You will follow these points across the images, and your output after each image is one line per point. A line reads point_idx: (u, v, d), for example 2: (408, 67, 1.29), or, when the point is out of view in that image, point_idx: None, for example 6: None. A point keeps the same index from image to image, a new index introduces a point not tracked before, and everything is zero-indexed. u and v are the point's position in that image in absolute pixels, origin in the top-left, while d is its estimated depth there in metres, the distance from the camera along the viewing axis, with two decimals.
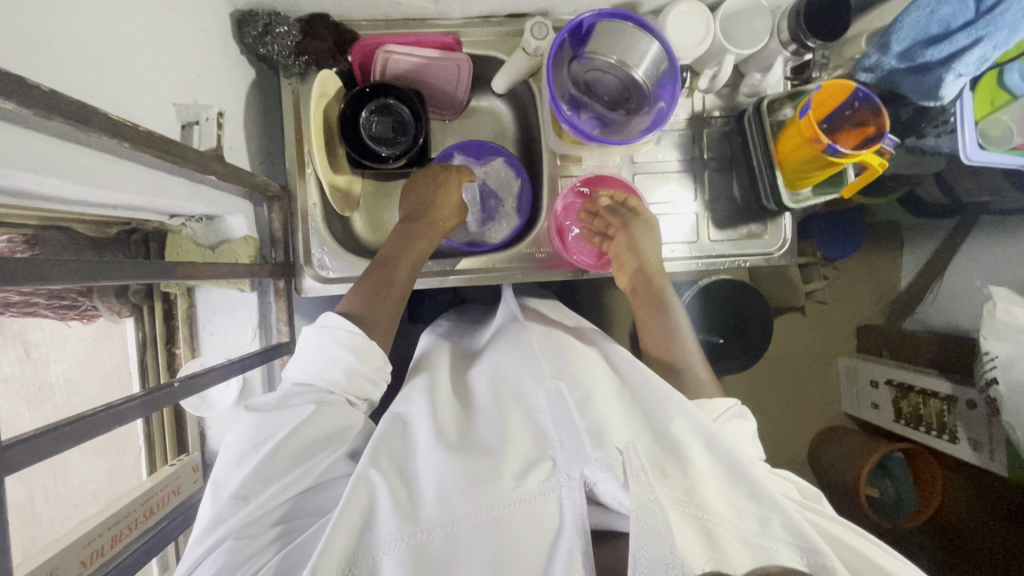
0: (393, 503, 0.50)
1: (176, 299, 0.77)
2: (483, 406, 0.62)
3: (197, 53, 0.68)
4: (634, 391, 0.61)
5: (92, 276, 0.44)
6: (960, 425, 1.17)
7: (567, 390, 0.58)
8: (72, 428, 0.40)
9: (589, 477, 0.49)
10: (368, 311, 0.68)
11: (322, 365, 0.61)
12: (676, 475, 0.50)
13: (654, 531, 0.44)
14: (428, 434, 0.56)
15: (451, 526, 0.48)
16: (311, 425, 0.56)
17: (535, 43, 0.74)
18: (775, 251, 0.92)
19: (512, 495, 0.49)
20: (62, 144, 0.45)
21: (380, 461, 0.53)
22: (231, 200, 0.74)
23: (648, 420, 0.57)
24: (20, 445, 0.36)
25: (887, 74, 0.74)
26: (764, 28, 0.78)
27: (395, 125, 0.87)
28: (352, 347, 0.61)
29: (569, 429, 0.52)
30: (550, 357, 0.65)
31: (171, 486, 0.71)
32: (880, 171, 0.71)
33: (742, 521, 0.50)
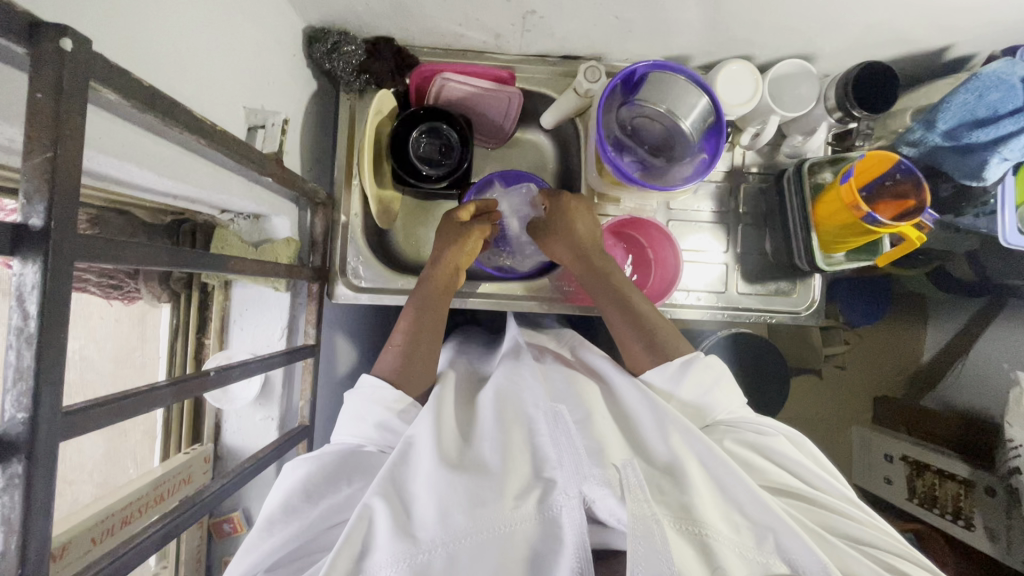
0: (392, 523, 0.50)
1: (213, 291, 0.79)
2: (483, 418, 0.62)
3: (270, 62, 0.72)
4: (632, 416, 0.63)
5: (173, 264, 0.46)
6: (976, 512, 1.15)
7: (567, 410, 0.59)
8: (122, 404, 0.40)
9: (587, 494, 0.51)
10: (405, 370, 0.68)
11: (356, 424, 0.63)
12: (673, 493, 0.52)
13: (652, 549, 0.46)
14: (426, 438, 0.57)
15: (453, 547, 0.48)
16: (338, 463, 0.58)
17: (586, 84, 0.80)
18: (801, 311, 0.92)
19: (511, 516, 0.50)
20: (145, 135, 0.48)
21: (385, 490, 0.53)
22: (279, 202, 0.77)
23: (645, 443, 0.58)
24: (87, 412, 0.36)
25: (930, 149, 0.75)
26: (810, 93, 0.80)
27: (442, 148, 0.91)
28: (381, 400, 0.63)
29: (570, 449, 0.54)
30: (552, 377, 0.67)
31: (181, 476, 0.72)
32: (918, 244, 0.72)
33: (740, 538, 0.51)
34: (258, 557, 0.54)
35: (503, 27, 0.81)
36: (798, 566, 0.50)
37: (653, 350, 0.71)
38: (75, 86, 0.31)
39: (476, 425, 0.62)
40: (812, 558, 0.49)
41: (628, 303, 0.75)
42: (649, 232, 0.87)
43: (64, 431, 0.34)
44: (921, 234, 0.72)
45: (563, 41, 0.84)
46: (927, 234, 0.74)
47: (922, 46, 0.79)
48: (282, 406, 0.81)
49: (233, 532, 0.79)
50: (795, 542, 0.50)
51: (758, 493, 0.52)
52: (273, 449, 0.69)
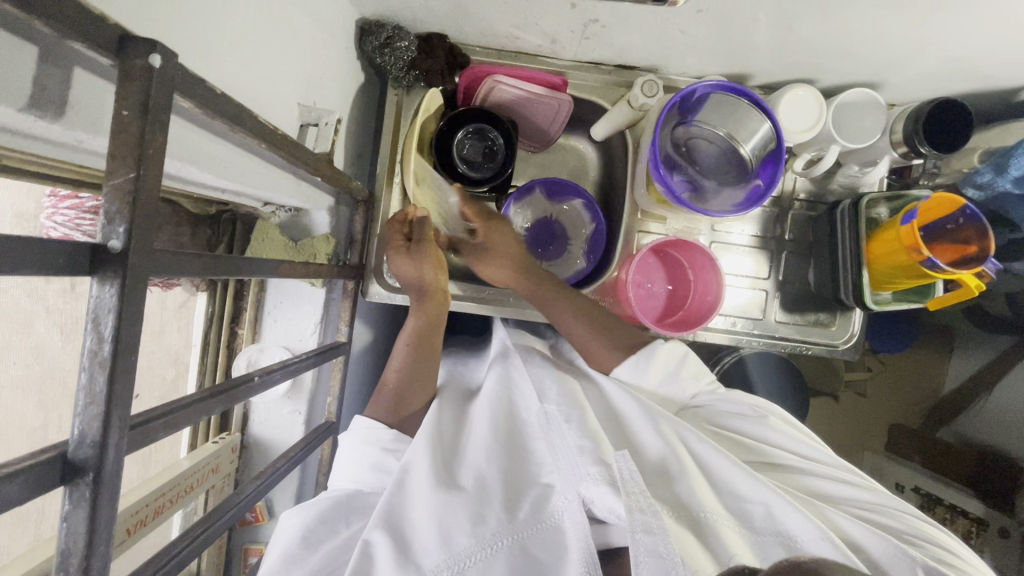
0: (394, 552, 0.54)
1: (250, 281, 0.79)
2: (475, 427, 0.68)
3: (324, 56, 0.70)
4: (622, 413, 0.68)
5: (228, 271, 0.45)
6: (986, 552, 1.16)
7: (557, 416, 0.64)
8: (176, 416, 0.39)
9: (586, 496, 0.56)
10: (398, 409, 0.72)
11: (352, 470, 0.66)
12: (668, 487, 0.57)
13: (652, 535, 0.49)
14: (421, 458, 0.62)
15: (459, 565, 0.53)
16: (334, 510, 0.62)
17: (643, 99, 0.78)
18: (839, 343, 0.90)
19: (512, 526, 0.56)
20: (203, 134, 0.46)
21: (385, 524, 0.57)
22: (321, 197, 0.76)
23: (638, 444, 0.63)
24: (146, 426, 0.36)
25: (996, 195, 0.72)
26: (874, 126, 0.77)
27: (485, 150, 0.89)
28: (375, 441, 0.67)
29: (565, 454, 0.60)
30: (540, 379, 0.72)
31: (211, 466, 0.72)
32: (976, 293, 0.69)
33: (739, 521, 0.55)
34: None
35: (562, 33, 0.78)
36: (796, 538, 0.52)
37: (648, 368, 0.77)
38: (162, 102, 0.30)
39: (469, 434, 0.68)
40: (807, 525, 0.52)
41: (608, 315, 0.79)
42: (696, 259, 0.84)
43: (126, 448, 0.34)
44: (980, 282, 0.69)
45: (622, 51, 0.82)
46: (988, 284, 0.69)
47: (998, 84, 0.76)
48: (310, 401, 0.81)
49: (255, 520, 0.80)
50: (789, 511, 0.53)
51: (743, 481, 0.57)
52: (301, 450, 0.69)
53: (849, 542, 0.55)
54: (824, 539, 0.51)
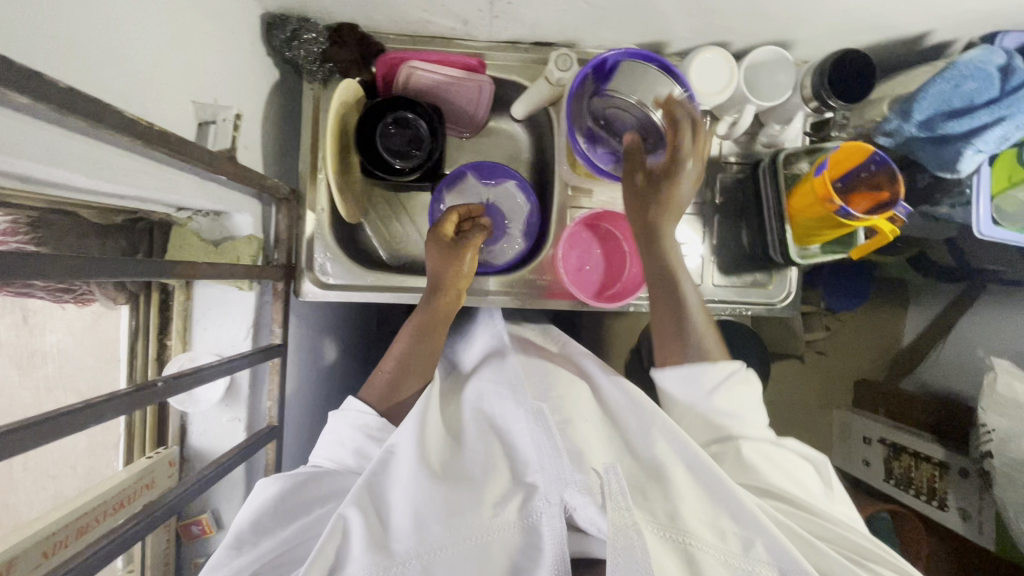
0: (368, 535, 0.56)
1: (174, 290, 0.77)
2: (469, 431, 0.70)
3: (224, 52, 0.68)
4: (626, 424, 0.71)
5: (109, 276, 0.46)
6: (951, 494, 1.21)
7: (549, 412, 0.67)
8: (80, 412, 0.43)
9: (567, 501, 0.57)
10: (389, 396, 0.75)
11: (333, 448, 0.69)
12: (656, 499, 0.59)
13: (630, 557, 0.51)
14: (408, 450, 0.63)
15: (429, 555, 0.55)
16: (317, 484, 0.66)
17: (558, 73, 0.77)
18: (777, 302, 0.91)
19: (490, 525, 0.57)
20: (63, 134, 0.45)
21: (361, 501, 0.59)
22: (238, 198, 0.74)
23: (635, 448, 0.67)
24: (53, 422, 0.41)
25: (906, 140, 0.73)
26: (787, 82, 0.78)
27: (411, 139, 0.88)
28: (363, 425, 0.70)
29: (549, 453, 0.60)
30: (535, 381, 0.75)
31: (145, 481, 0.70)
32: (891, 238, 0.71)
33: (724, 543, 0.56)
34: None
35: (471, 13, 0.77)
36: (780, 569, 0.54)
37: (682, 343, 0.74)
38: None
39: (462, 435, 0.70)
40: (794, 562, 0.54)
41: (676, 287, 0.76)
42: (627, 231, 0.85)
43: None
44: (894, 227, 0.71)
45: (534, 27, 0.81)
46: (900, 228, 0.72)
47: (901, 32, 0.77)
48: (250, 407, 0.80)
49: (203, 533, 0.78)
50: (778, 547, 0.55)
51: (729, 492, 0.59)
52: (233, 456, 0.68)
53: None
54: None
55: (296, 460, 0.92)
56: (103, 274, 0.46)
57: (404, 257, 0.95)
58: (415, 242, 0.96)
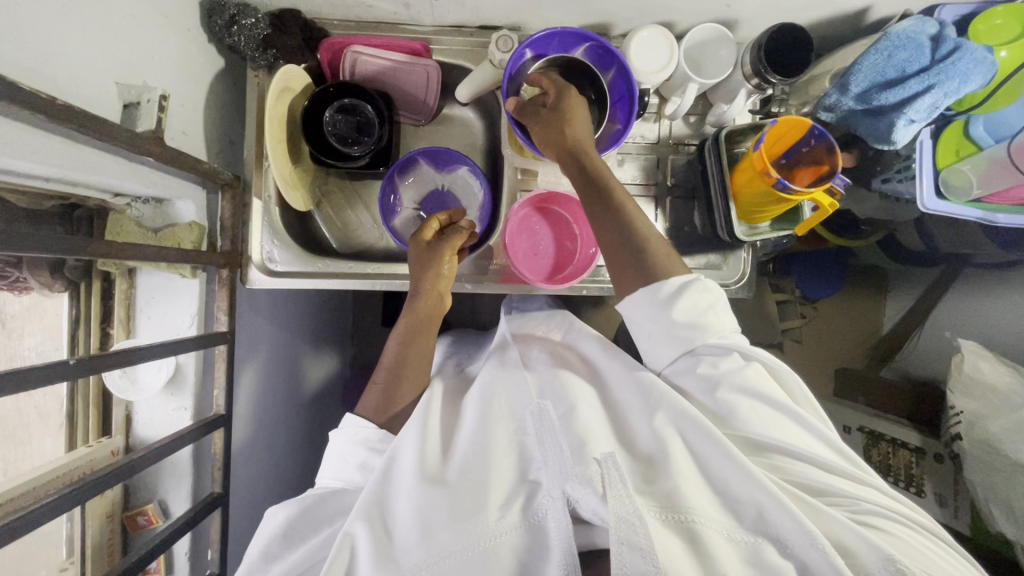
0: (374, 548, 0.56)
1: (116, 278, 0.76)
2: (468, 420, 0.69)
3: (156, 36, 0.68)
4: (623, 403, 0.70)
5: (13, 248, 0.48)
6: (928, 480, 1.23)
7: (550, 407, 0.66)
8: (10, 380, 0.47)
9: (570, 495, 0.56)
10: (385, 408, 0.73)
11: (341, 469, 0.69)
12: (657, 481, 0.58)
13: (633, 546, 0.50)
14: (409, 456, 0.63)
15: (437, 564, 0.54)
16: (326, 505, 0.66)
17: (500, 54, 0.78)
18: (731, 283, 0.91)
19: (496, 526, 0.56)
20: None
21: (368, 515, 0.59)
22: (179, 184, 0.74)
23: (633, 432, 0.65)
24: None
25: (845, 114, 0.72)
26: (729, 57, 0.78)
27: (359, 125, 0.87)
28: (363, 441, 0.69)
29: (553, 449, 0.61)
30: (542, 376, 0.74)
31: (82, 469, 0.70)
32: (831, 211, 0.70)
33: (727, 520, 0.56)
34: None
35: None
36: (786, 544, 0.54)
37: (638, 265, 0.69)
38: None
39: (462, 428, 0.69)
40: (800, 537, 0.53)
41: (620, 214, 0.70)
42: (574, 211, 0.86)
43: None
44: (834, 200, 0.70)
45: (476, 10, 0.81)
46: (838, 200, 0.71)
47: (844, 7, 0.77)
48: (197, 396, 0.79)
49: (149, 524, 0.78)
50: (787, 521, 0.53)
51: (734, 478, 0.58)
52: (170, 440, 0.68)
53: (843, 550, 0.55)
54: (816, 548, 0.52)
55: (260, 451, 0.92)
56: (7, 247, 0.47)
57: (358, 246, 0.96)
58: (370, 230, 0.96)
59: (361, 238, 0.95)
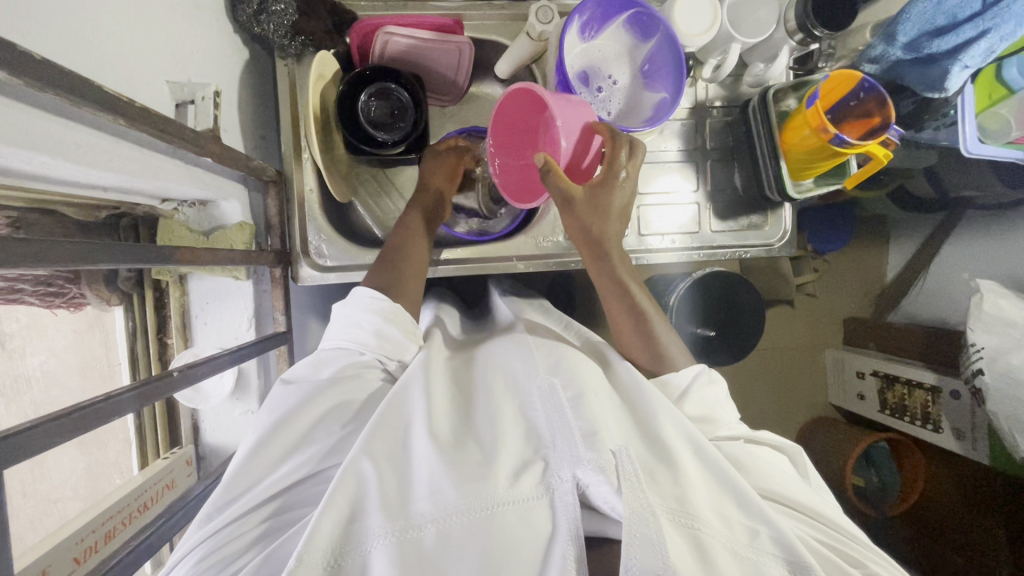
0: (381, 496, 0.48)
1: (168, 287, 0.74)
2: (476, 400, 0.61)
3: (193, 28, 0.64)
4: (637, 395, 0.60)
5: (109, 260, 0.46)
6: (944, 416, 1.29)
7: (561, 386, 0.57)
8: (141, 392, 0.49)
9: (581, 479, 0.48)
10: (393, 282, 0.70)
11: (349, 333, 0.64)
12: (667, 482, 0.50)
13: (648, 540, 0.43)
14: (419, 424, 0.55)
15: (444, 522, 0.46)
16: (318, 400, 0.57)
17: (540, 27, 0.75)
18: (775, 243, 0.92)
19: (504, 494, 0.48)
20: (34, 112, 0.42)
21: (373, 451, 0.51)
22: (225, 185, 0.72)
23: (644, 426, 0.56)
24: (106, 404, 0.46)
25: (891, 65, 0.74)
26: (769, 17, 0.78)
27: (394, 109, 0.84)
28: (379, 311, 0.65)
29: (562, 426, 0.52)
30: (545, 351, 0.64)
31: (164, 481, 0.70)
32: (885, 162, 0.72)
33: (732, 533, 0.48)
34: (219, 528, 0.51)
35: None
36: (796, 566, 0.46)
37: (646, 337, 0.68)
38: None
39: (471, 405, 0.61)
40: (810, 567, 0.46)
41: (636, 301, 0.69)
42: (580, 114, 0.67)
43: (23, 450, 0.38)
44: (888, 151, 0.71)
45: None
46: (892, 151, 0.73)
47: None
48: (261, 398, 0.78)
49: None
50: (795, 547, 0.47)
51: (746, 488, 0.52)
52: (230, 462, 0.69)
53: None
54: None
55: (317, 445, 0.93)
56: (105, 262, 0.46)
57: None
58: None
59: (402, 225, 0.93)
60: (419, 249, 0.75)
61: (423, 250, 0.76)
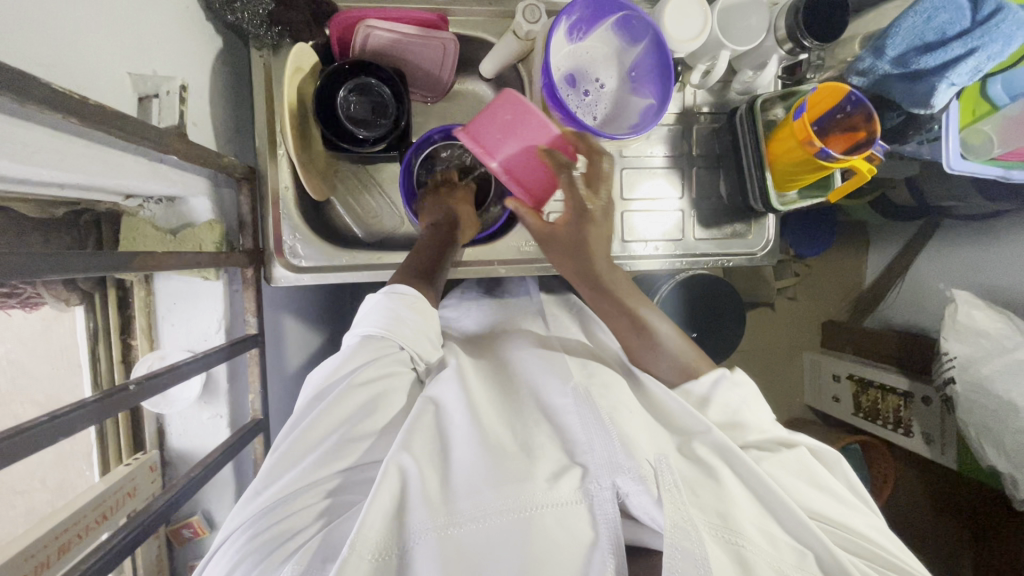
0: (424, 493, 0.50)
1: (132, 286, 0.71)
2: (514, 402, 0.63)
3: (159, 16, 0.61)
4: (667, 407, 0.63)
5: (57, 268, 0.43)
6: (915, 420, 1.32)
7: (596, 395, 0.59)
8: (94, 407, 0.46)
9: (621, 487, 0.50)
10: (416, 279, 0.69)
11: (386, 320, 0.63)
12: (708, 497, 0.52)
13: (687, 553, 0.46)
14: (458, 425, 0.57)
15: (483, 521, 0.48)
16: (351, 393, 0.57)
17: (526, 26, 0.73)
18: (757, 251, 0.92)
19: (544, 497, 0.50)
20: None
21: (412, 448, 0.53)
22: (194, 181, 0.68)
23: (680, 438, 0.59)
24: (53, 423, 0.42)
25: (879, 78, 0.72)
26: (760, 25, 0.76)
27: (374, 106, 0.81)
28: (410, 305, 0.65)
29: (598, 430, 0.54)
30: (578, 364, 0.67)
31: (126, 489, 0.68)
32: (869, 176, 0.71)
33: (778, 552, 0.51)
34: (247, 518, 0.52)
35: None
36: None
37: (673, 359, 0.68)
38: None
39: (507, 405, 0.63)
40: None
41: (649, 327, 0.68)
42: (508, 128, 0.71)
43: None
44: (872, 166, 0.71)
45: None
46: (877, 167, 0.74)
47: None
48: (231, 402, 0.76)
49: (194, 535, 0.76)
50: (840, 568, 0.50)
51: (788, 502, 0.53)
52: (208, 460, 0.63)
53: None
54: None
55: None
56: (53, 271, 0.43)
57: (379, 233, 0.90)
58: (389, 215, 0.91)
59: (382, 224, 0.90)
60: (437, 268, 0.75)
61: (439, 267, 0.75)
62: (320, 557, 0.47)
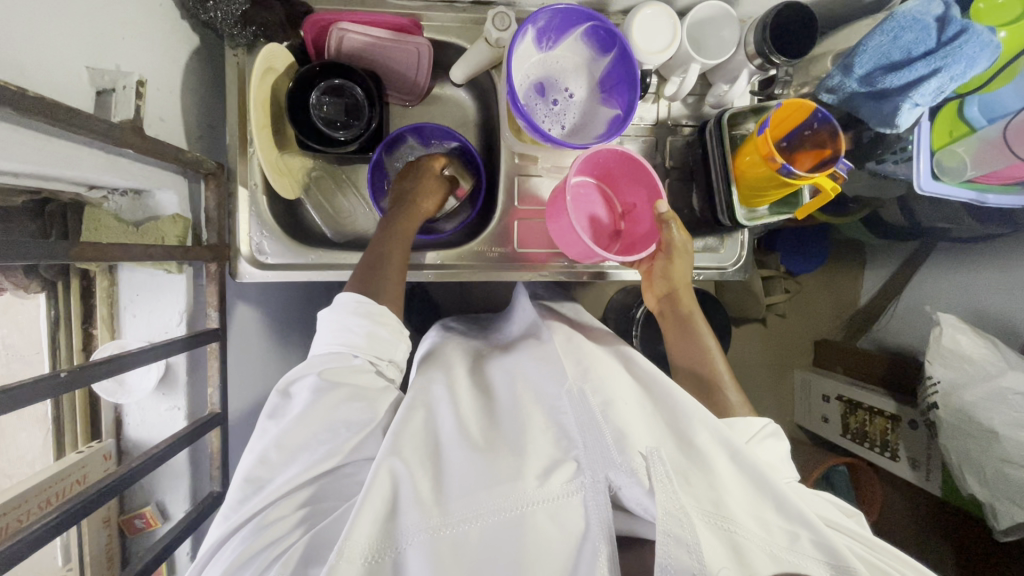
0: (415, 493, 0.52)
1: (96, 276, 0.72)
2: (505, 405, 0.65)
3: (126, 13, 0.62)
4: (658, 398, 0.63)
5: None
6: (901, 444, 1.29)
7: (590, 394, 0.59)
8: (31, 389, 0.46)
9: (614, 481, 0.51)
10: (372, 282, 0.69)
11: (340, 334, 0.64)
12: (701, 485, 0.52)
13: (680, 539, 0.45)
14: (449, 428, 0.60)
15: (475, 521, 0.51)
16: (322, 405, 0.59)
17: (496, 33, 0.73)
18: (728, 266, 0.91)
19: (534, 494, 0.52)
20: None
21: (402, 451, 0.55)
22: (159, 175, 0.70)
23: (671, 429, 0.58)
24: None
25: (848, 96, 0.72)
26: (732, 38, 0.76)
27: (348, 108, 0.83)
28: (364, 312, 0.65)
29: (592, 431, 0.55)
30: (569, 357, 0.67)
31: (74, 476, 0.69)
32: (832, 196, 0.69)
33: (771, 536, 0.50)
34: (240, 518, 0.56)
35: None
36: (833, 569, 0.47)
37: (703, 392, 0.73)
38: None
39: (498, 411, 0.64)
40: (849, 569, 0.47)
41: (701, 343, 0.77)
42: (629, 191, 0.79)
43: None
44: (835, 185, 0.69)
45: None
46: (840, 184, 0.71)
47: None
48: (189, 395, 0.76)
49: (147, 526, 0.77)
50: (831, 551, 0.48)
51: (785, 491, 0.53)
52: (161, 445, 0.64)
53: None
54: None
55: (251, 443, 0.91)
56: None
57: (351, 234, 0.91)
58: (363, 216, 0.91)
59: (356, 225, 0.91)
60: (399, 259, 0.73)
61: (401, 260, 0.73)
62: (303, 560, 0.51)
